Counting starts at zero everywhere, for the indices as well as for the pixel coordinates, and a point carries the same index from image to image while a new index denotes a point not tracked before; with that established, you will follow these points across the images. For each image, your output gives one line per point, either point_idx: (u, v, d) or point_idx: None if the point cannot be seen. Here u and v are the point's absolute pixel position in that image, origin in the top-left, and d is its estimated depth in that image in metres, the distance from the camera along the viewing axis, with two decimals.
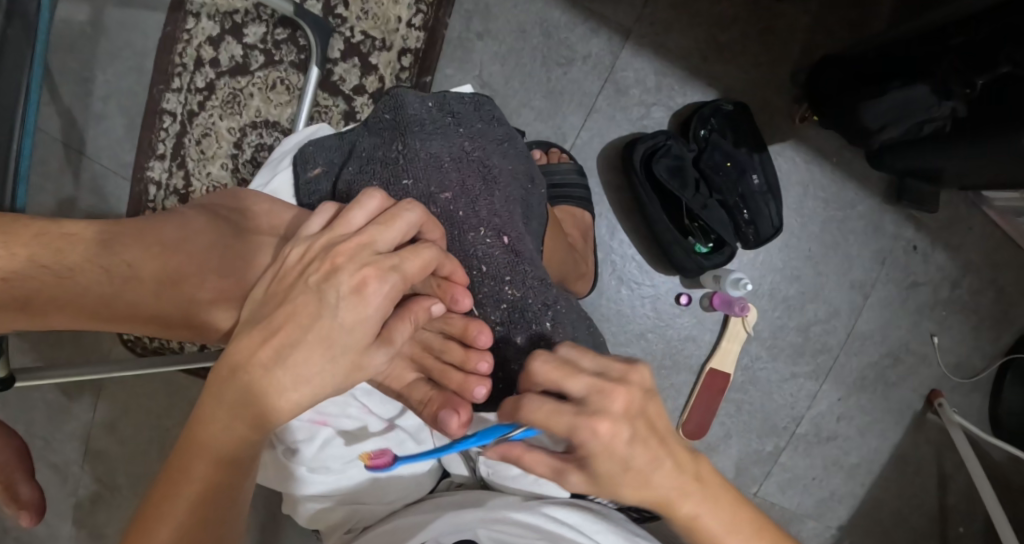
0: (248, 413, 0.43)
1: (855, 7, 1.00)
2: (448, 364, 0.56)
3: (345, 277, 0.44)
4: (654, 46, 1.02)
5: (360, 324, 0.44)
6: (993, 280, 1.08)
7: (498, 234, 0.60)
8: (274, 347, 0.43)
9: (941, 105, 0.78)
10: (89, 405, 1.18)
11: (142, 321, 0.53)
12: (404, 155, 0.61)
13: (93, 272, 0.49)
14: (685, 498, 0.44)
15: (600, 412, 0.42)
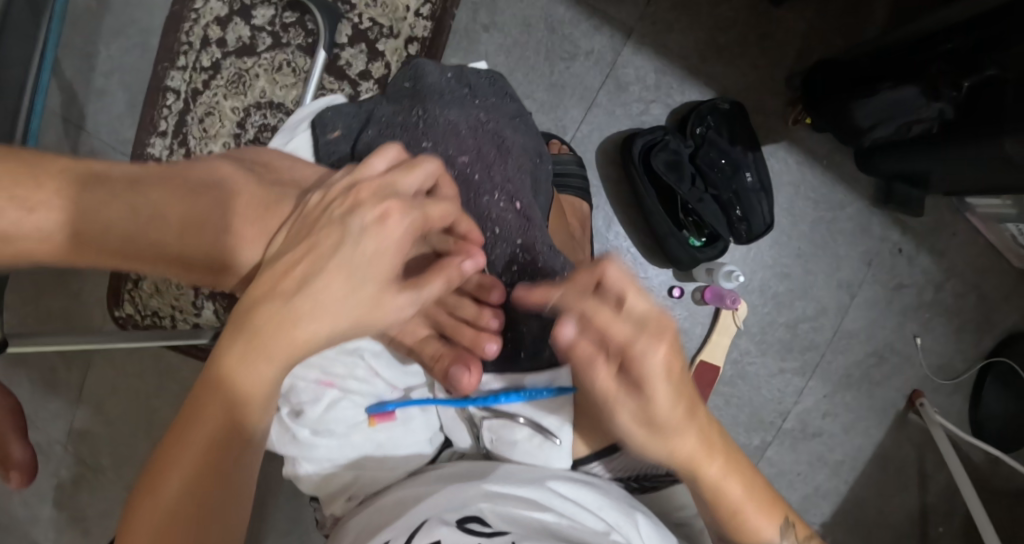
0: (265, 342, 0.42)
1: (849, 16, 1.04)
2: (459, 320, 0.60)
3: (367, 210, 0.46)
4: (654, 45, 1.05)
5: (380, 253, 0.46)
6: (975, 285, 1.12)
7: (511, 199, 0.62)
8: (299, 275, 0.44)
9: (929, 107, 0.83)
10: (76, 385, 1.17)
11: (162, 263, 0.51)
12: (424, 119, 0.62)
13: (119, 208, 0.48)
14: (696, 455, 0.48)
15: (610, 369, 0.44)
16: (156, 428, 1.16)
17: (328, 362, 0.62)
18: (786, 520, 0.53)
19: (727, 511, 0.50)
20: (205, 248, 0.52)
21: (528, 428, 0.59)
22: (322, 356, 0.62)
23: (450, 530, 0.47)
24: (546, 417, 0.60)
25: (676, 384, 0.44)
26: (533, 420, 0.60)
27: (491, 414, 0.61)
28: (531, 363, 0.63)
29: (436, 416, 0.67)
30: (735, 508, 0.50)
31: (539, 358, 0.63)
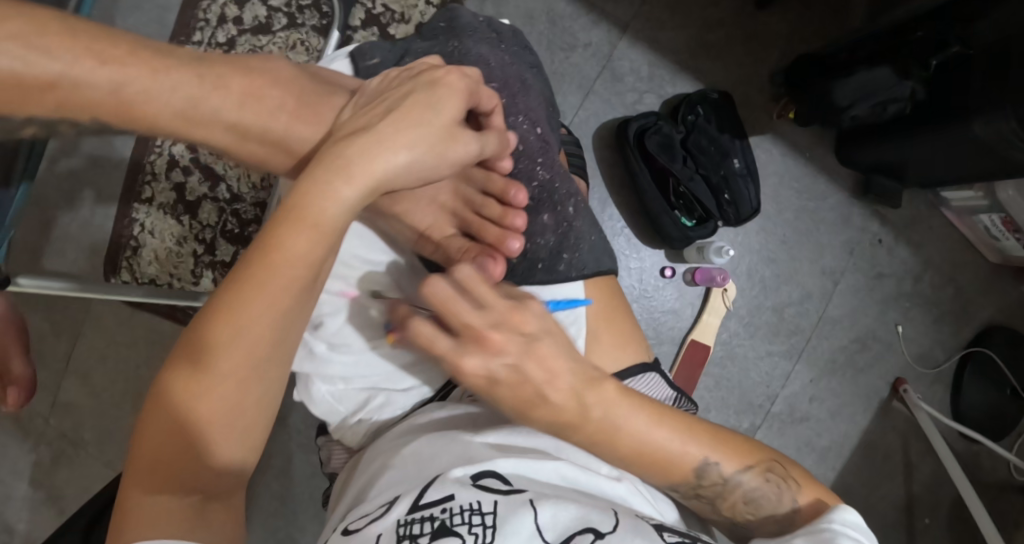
0: (352, 168, 0.49)
1: (828, 21, 1.13)
2: (485, 220, 0.62)
3: (431, 74, 0.54)
4: (648, 40, 1.13)
5: (449, 97, 0.54)
6: (952, 277, 1.17)
7: (533, 125, 0.66)
8: (379, 116, 0.52)
9: (901, 86, 0.90)
10: (62, 355, 1.16)
11: (218, 131, 0.51)
12: (458, 50, 0.66)
13: (185, 74, 0.48)
14: (577, 411, 0.53)
15: (469, 351, 0.51)
16: (145, 400, 1.15)
17: (350, 276, 0.65)
18: (710, 455, 0.57)
19: (642, 455, 0.55)
20: (266, 127, 0.52)
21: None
22: (343, 270, 0.65)
23: (463, 486, 0.51)
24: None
25: (546, 361, 0.52)
26: None
27: None
28: (547, 275, 0.64)
29: None
30: (653, 450, 0.56)
31: (554, 271, 0.64)
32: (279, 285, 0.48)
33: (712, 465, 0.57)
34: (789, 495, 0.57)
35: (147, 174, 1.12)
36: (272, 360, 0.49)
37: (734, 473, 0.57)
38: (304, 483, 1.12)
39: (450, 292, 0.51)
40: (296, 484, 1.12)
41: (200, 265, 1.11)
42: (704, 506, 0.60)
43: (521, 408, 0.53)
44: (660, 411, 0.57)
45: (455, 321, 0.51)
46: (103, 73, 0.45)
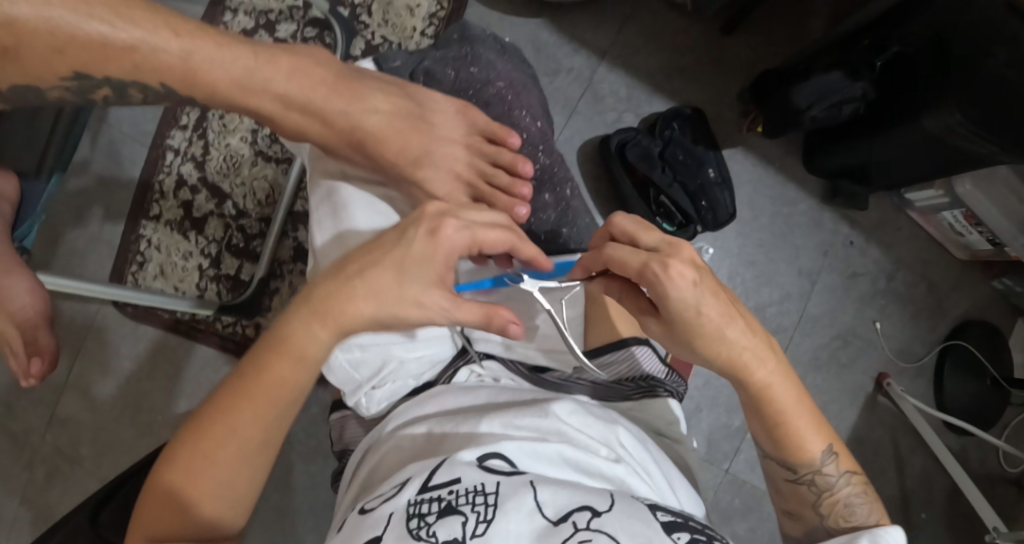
0: (327, 318, 0.55)
1: (789, 43, 1.23)
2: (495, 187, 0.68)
3: (418, 224, 0.57)
4: (625, 65, 1.23)
5: (425, 260, 0.56)
6: (923, 275, 1.26)
7: (535, 119, 0.76)
8: (353, 267, 0.56)
9: (853, 86, 0.99)
10: (64, 371, 1.18)
11: (268, 103, 0.59)
12: (471, 53, 0.76)
13: (242, 51, 0.57)
14: (754, 359, 0.58)
15: (673, 257, 0.55)
16: (144, 413, 1.16)
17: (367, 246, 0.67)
18: (831, 446, 0.62)
19: (780, 417, 0.60)
20: (309, 102, 0.60)
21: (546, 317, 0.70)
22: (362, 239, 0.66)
23: (470, 468, 0.52)
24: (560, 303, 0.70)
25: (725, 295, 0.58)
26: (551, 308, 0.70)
27: (513, 298, 0.71)
28: (550, 244, 0.73)
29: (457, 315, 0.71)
30: (785, 414, 0.60)
31: (556, 240, 0.74)
32: (268, 398, 0.56)
33: (828, 457, 0.62)
34: (873, 514, 0.61)
35: (155, 193, 1.18)
36: (257, 456, 0.57)
37: (839, 476, 0.62)
38: (305, 496, 1.12)
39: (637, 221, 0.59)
40: (296, 493, 1.12)
41: (204, 278, 1.16)
42: (806, 498, 0.63)
43: (707, 340, 0.56)
44: (802, 392, 0.62)
45: (651, 238, 0.57)
46: (177, 45, 0.54)
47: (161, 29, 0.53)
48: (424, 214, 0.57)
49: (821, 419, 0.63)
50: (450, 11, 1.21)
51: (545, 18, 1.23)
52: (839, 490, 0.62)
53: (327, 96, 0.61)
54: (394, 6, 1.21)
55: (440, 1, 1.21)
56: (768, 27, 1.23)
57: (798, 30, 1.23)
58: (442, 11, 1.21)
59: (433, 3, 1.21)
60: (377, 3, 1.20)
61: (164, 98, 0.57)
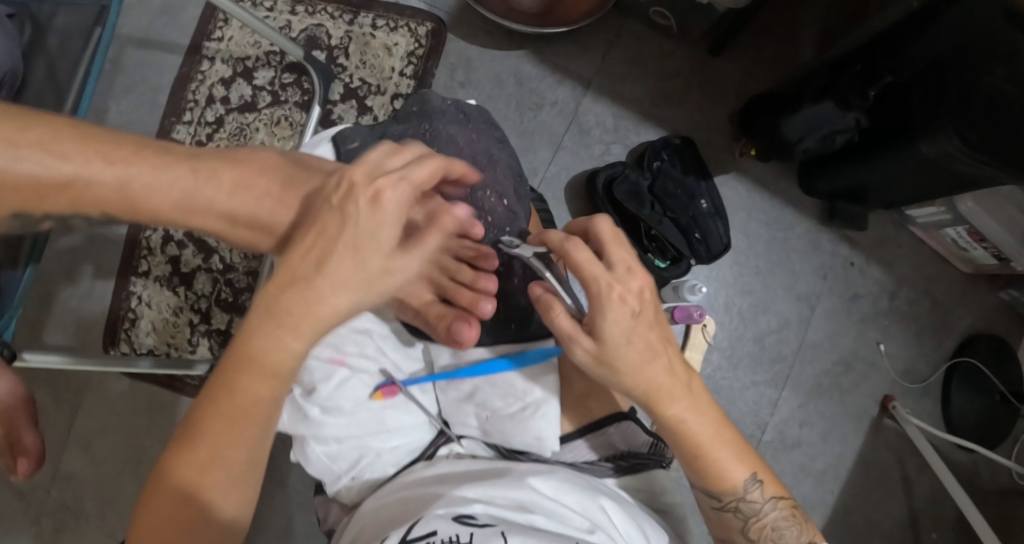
0: (290, 324, 0.51)
1: (779, 63, 1.20)
2: (460, 284, 0.70)
3: (361, 191, 0.53)
4: (610, 94, 1.20)
5: (381, 229, 0.53)
6: (926, 290, 1.22)
7: (499, 197, 0.75)
8: (312, 262, 0.52)
9: (845, 117, 0.94)
10: (64, 425, 1.17)
11: (213, 217, 0.59)
12: (431, 133, 0.74)
13: (182, 171, 0.57)
14: (675, 390, 0.62)
15: (622, 280, 0.59)
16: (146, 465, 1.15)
17: (340, 341, 0.66)
18: (755, 474, 0.64)
19: (701, 450, 0.63)
20: (254, 216, 0.60)
21: (518, 401, 0.65)
22: (335, 336, 0.66)
23: (445, 521, 0.51)
24: (533, 386, 0.65)
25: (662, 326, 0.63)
26: (523, 391, 0.65)
27: (486, 383, 0.66)
28: (520, 333, 0.71)
29: (435, 398, 0.69)
30: (706, 449, 0.63)
31: (526, 329, 0.72)
32: (244, 417, 0.52)
33: (754, 485, 0.64)
34: (804, 534, 0.65)
35: (143, 250, 1.18)
36: (247, 478, 0.54)
37: (764, 502, 0.64)
38: None
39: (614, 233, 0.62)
40: None
41: (195, 333, 1.15)
42: (733, 524, 0.65)
43: (634, 363, 0.61)
44: (724, 423, 0.65)
45: (617, 253, 0.60)
46: (110, 172, 0.54)
47: (91, 160, 0.53)
48: (355, 183, 0.53)
49: (752, 452, 0.66)
50: (428, 49, 1.19)
51: (527, 50, 1.20)
52: (770, 515, 0.65)
53: (272, 207, 0.59)
54: (371, 46, 1.18)
55: (417, 39, 1.19)
56: (756, 46, 1.20)
57: (788, 48, 1.20)
58: (421, 49, 1.19)
59: (412, 41, 1.19)
60: (354, 44, 1.18)
61: (121, 212, 0.56)
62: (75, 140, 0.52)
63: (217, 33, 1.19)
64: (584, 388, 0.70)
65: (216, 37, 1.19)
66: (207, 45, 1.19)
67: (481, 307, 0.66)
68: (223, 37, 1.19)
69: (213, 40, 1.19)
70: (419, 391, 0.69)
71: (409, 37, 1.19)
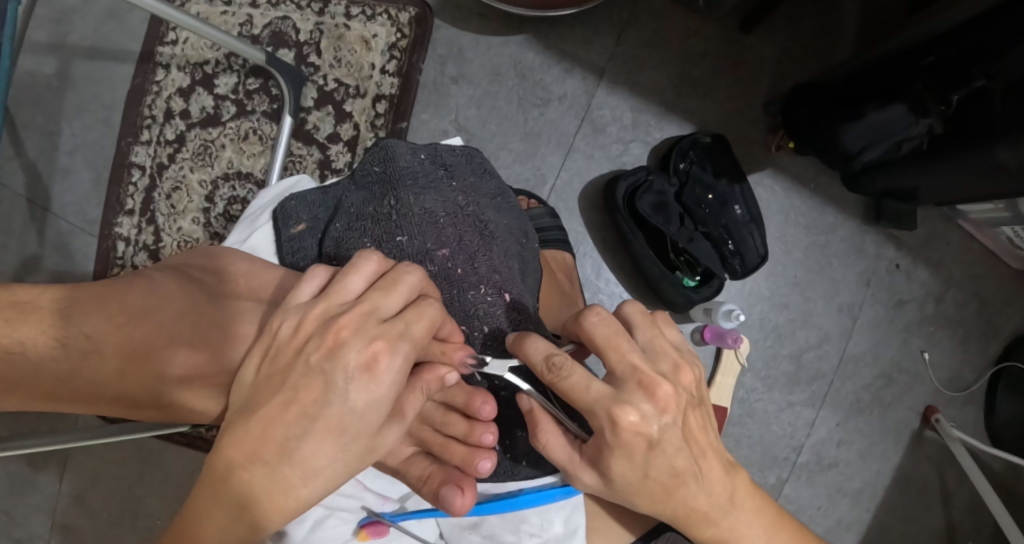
0: (254, 513, 0.42)
1: (819, 39, 1.04)
2: (449, 436, 0.54)
3: (353, 353, 0.42)
4: (627, 84, 1.04)
5: (373, 406, 0.42)
6: (975, 291, 1.09)
7: (499, 291, 0.59)
8: (276, 442, 0.41)
9: (919, 123, 0.83)
10: (56, 474, 1.04)
11: (106, 401, 0.49)
12: (396, 211, 0.59)
13: (47, 345, 0.45)
14: (714, 510, 0.49)
15: (630, 400, 0.44)
16: (141, 517, 1.04)
17: None
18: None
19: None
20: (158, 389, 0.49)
21: (535, 537, 0.55)
22: None
23: None
24: (551, 521, 0.55)
25: (695, 438, 0.48)
26: (541, 528, 0.55)
27: (495, 516, 0.55)
28: (534, 471, 0.55)
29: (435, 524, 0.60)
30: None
31: (542, 464, 0.56)
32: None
33: None
34: None
35: None
36: None
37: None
38: None
39: (617, 328, 0.46)
40: None
41: None
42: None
43: (656, 494, 0.47)
44: (775, 520, 0.54)
45: (619, 364, 0.45)
46: None
47: None
48: (312, 334, 0.44)
49: (793, 528, 0.55)
50: (413, 39, 1.01)
51: (528, 34, 1.03)
52: None
53: (187, 374, 0.50)
54: (346, 39, 1.01)
55: (400, 28, 1.01)
56: (794, 20, 1.04)
57: (827, 22, 1.04)
58: (404, 39, 1.01)
59: (393, 30, 1.01)
60: (326, 38, 1.01)
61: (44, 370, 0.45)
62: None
63: (170, 35, 1.02)
64: (617, 511, 0.58)
65: (170, 39, 1.02)
66: (160, 51, 1.02)
67: (479, 409, 0.52)
68: (178, 39, 1.02)
69: (166, 44, 1.02)
70: (415, 524, 0.59)
71: (389, 25, 1.01)
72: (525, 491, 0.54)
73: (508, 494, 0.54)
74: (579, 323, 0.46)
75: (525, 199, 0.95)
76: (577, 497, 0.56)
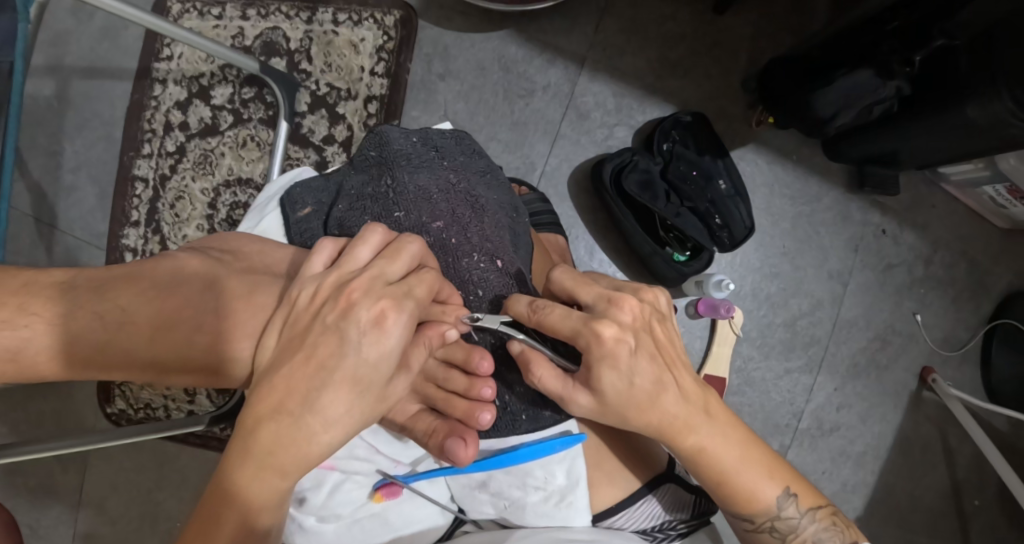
0: (278, 466, 0.44)
1: (790, 16, 1.08)
2: (451, 392, 0.56)
3: (363, 311, 0.46)
4: (608, 70, 1.08)
5: (384, 357, 0.46)
6: (963, 252, 1.11)
7: (491, 258, 0.62)
8: (299, 393, 0.44)
9: (887, 86, 0.84)
10: (75, 486, 1.06)
11: (140, 369, 0.52)
12: (393, 188, 0.63)
13: (87, 317, 0.49)
14: (692, 418, 0.53)
15: (608, 315, 0.51)
16: (161, 521, 1.06)
17: None
18: (789, 487, 0.55)
19: (726, 473, 0.54)
20: (184, 357, 0.51)
21: (540, 491, 0.57)
22: None
23: None
24: (554, 473, 0.57)
25: (664, 348, 0.53)
26: (544, 483, 0.57)
27: (501, 472, 0.58)
28: (534, 425, 0.57)
29: (445, 485, 0.61)
30: (731, 473, 0.54)
31: (542, 418, 0.57)
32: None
33: (789, 497, 0.55)
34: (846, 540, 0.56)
35: None
36: None
37: (802, 516, 0.56)
38: None
39: (579, 276, 0.55)
40: None
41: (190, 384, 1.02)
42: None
43: (640, 404, 0.51)
44: (751, 438, 0.56)
45: (589, 294, 0.53)
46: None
47: None
48: (325, 299, 0.47)
49: (774, 453, 0.56)
50: (399, 41, 1.05)
51: (510, 30, 1.07)
52: (800, 517, 0.55)
53: (210, 341, 0.52)
54: (335, 45, 1.05)
55: (386, 31, 1.05)
56: None
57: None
58: (391, 41, 1.05)
59: (380, 34, 1.05)
60: (316, 45, 1.05)
61: (73, 343, 0.49)
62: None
63: (165, 51, 1.06)
64: (620, 461, 0.59)
65: (165, 55, 1.06)
66: (156, 66, 1.06)
67: (478, 364, 0.54)
68: (173, 54, 1.06)
69: (162, 60, 1.06)
70: (428, 483, 0.60)
71: (376, 29, 1.05)
72: (526, 445, 0.57)
73: (511, 449, 0.57)
74: (550, 280, 0.56)
75: (517, 185, 0.99)
76: (578, 449, 0.57)
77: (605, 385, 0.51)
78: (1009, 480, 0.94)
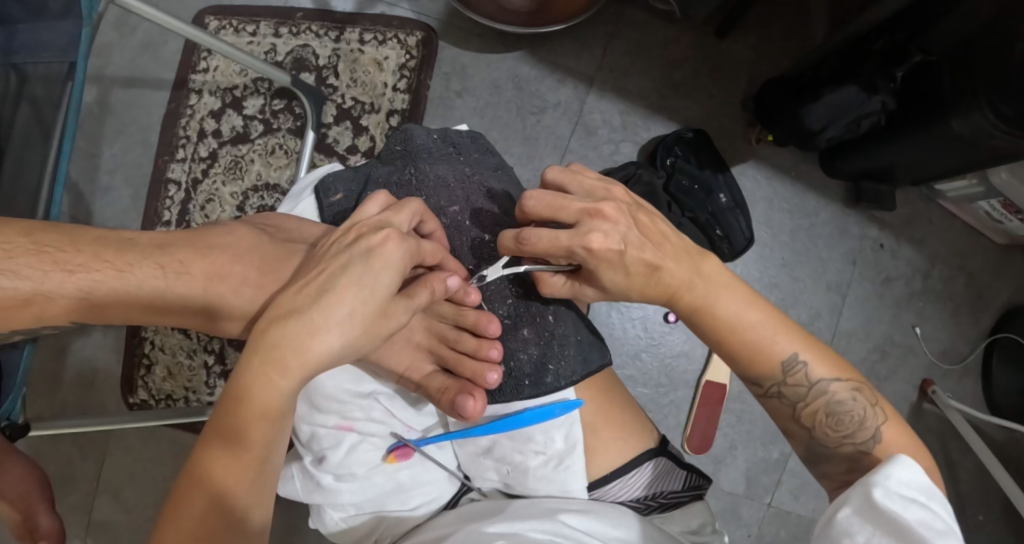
0: (280, 361, 0.47)
1: (787, 41, 1.15)
2: (461, 353, 0.64)
3: (370, 235, 0.53)
4: (615, 90, 1.15)
5: (386, 270, 0.52)
6: (961, 267, 1.15)
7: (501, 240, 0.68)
8: (311, 292, 0.50)
9: (872, 101, 0.90)
10: (93, 474, 1.10)
11: (192, 313, 0.61)
12: (416, 177, 0.70)
13: (150, 268, 0.57)
14: (687, 280, 0.59)
15: (593, 227, 0.55)
16: None
17: (345, 405, 0.63)
18: (800, 352, 0.59)
19: (728, 332, 0.60)
20: (229, 302, 0.60)
21: (541, 455, 0.61)
22: (338, 400, 0.63)
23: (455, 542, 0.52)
24: (554, 438, 0.61)
25: (648, 230, 0.59)
26: (546, 448, 0.61)
27: (505, 437, 0.62)
28: (535, 391, 0.63)
29: (452, 454, 0.66)
30: (732, 331, 0.60)
31: (542, 384, 0.63)
32: (240, 457, 0.48)
33: (799, 364, 0.59)
34: (869, 407, 0.57)
35: None
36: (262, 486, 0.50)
37: (815, 382, 0.58)
38: None
39: (553, 197, 0.57)
40: None
41: (211, 376, 1.07)
42: (783, 411, 0.60)
43: (641, 279, 0.58)
44: (755, 299, 0.61)
45: (571, 214, 0.56)
46: (72, 281, 0.55)
47: (49, 272, 0.54)
48: (340, 234, 0.55)
49: (786, 319, 0.60)
50: (420, 59, 1.13)
51: (524, 50, 1.14)
52: (814, 383, 0.58)
53: (255, 296, 0.60)
54: (361, 62, 1.13)
55: (408, 50, 1.13)
56: (764, 24, 1.15)
57: (794, 27, 1.15)
58: (413, 60, 1.13)
59: (402, 53, 1.13)
60: (343, 62, 1.13)
61: (129, 291, 0.57)
62: (26, 255, 0.53)
63: (202, 64, 1.14)
64: (615, 430, 0.62)
65: (202, 68, 1.15)
66: (193, 78, 1.14)
67: (486, 327, 0.62)
68: (209, 67, 1.15)
69: (199, 72, 1.14)
70: (436, 449, 0.65)
71: (399, 48, 1.14)
72: (528, 409, 0.62)
73: (515, 413, 0.63)
74: (523, 204, 0.57)
75: None
76: (576, 416, 0.62)
77: (606, 281, 0.58)
78: (1009, 488, 0.95)
